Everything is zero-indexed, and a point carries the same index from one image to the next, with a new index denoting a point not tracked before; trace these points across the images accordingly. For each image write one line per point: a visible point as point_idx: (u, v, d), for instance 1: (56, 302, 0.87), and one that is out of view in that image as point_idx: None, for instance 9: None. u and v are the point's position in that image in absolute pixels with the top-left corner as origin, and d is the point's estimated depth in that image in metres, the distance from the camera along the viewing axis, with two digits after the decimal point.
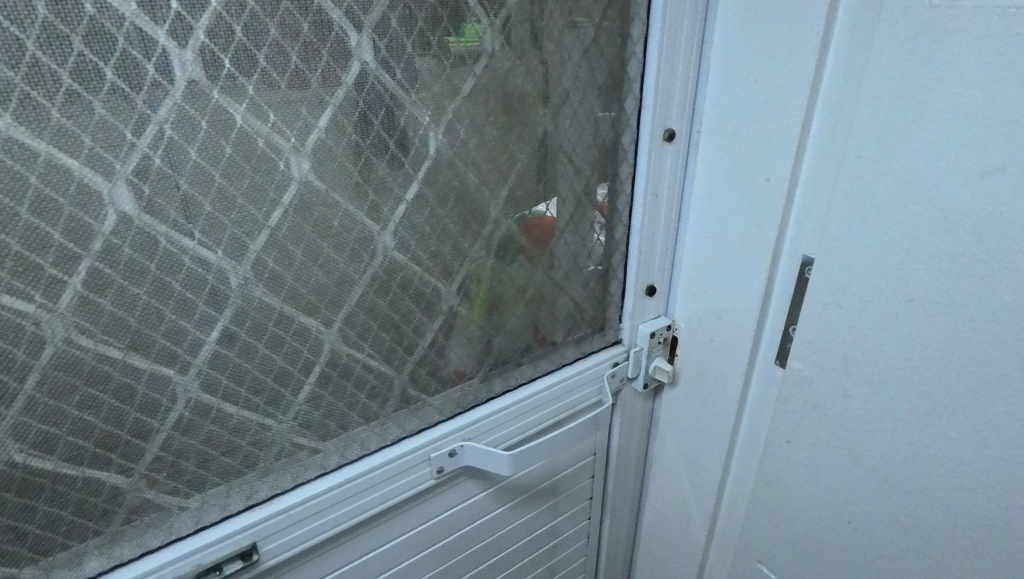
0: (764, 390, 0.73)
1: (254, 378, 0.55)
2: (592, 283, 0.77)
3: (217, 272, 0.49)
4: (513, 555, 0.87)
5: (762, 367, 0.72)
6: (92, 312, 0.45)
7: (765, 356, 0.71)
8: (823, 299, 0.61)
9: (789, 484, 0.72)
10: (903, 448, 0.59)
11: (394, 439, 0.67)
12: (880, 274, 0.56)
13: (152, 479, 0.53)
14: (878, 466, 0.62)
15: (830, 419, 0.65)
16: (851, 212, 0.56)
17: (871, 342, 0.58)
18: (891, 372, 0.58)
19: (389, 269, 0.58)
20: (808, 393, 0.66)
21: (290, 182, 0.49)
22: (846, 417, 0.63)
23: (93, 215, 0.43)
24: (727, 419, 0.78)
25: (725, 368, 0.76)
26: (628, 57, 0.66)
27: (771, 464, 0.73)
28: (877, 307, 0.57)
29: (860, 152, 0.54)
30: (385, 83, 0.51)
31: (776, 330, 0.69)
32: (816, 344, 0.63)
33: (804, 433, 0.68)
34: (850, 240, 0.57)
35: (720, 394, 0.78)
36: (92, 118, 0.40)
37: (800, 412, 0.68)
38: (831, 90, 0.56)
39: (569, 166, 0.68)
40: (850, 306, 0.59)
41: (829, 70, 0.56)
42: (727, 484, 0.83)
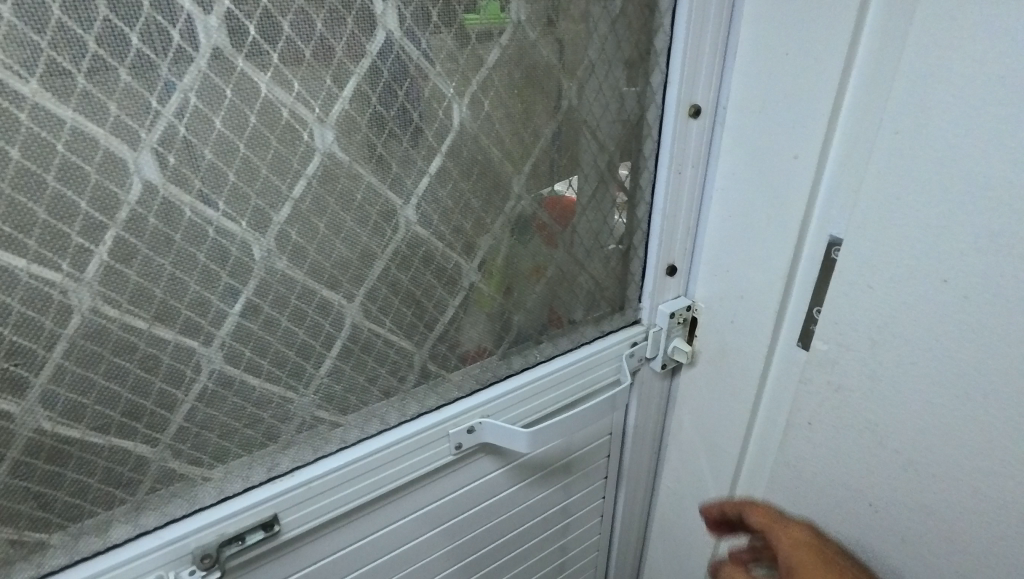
0: (787, 371, 0.72)
1: (277, 351, 0.55)
2: (613, 262, 0.77)
3: (242, 244, 0.49)
4: (527, 533, 0.88)
5: (785, 349, 0.71)
6: (118, 282, 0.45)
7: (788, 337, 0.71)
8: (850, 281, 0.60)
9: (809, 465, 0.71)
10: (930, 431, 0.58)
11: (413, 414, 0.67)
12: (913, 254, 0.54)
13: (177, 449, 0.54)
14: (902, 451, 0.61)
15: (855, 404, 0.64)
16: (883, 191, 0.55)
17: (901, 326, 0.57)
18: (922, 357, 0.56)
19: (411, 243, 0.58)
20: (833, 375, 0.65)
21: (314, 153, 0.49)
22: (873, 401, 0.62)
23: (119, 184, 0.42)
24: (747, 400, 0.77)
25: (746, 349, 0.75)
26: (654, 30, 0.64)
27: (791, 446, 0.73)
28: (909, 290, 0.56)
29: (895, 129, 0.53)
30: (410, 53, 0.50)
31: (800, 311, 0.68)
32: (842, 326, 0.62)
33: (827, 416, 0.67)
34: (882, 220, 0.56)
35: (740, 375, 0.77)
36: (118, 85, 0.40)
37: (823, 396, 0.67)
38: (867, 64, 0.55)
39: (592, 142, 0.67)
40: (879, 288, 0.58)
41: (865, 44, 0.54)
42: (745, 466, 0.82)
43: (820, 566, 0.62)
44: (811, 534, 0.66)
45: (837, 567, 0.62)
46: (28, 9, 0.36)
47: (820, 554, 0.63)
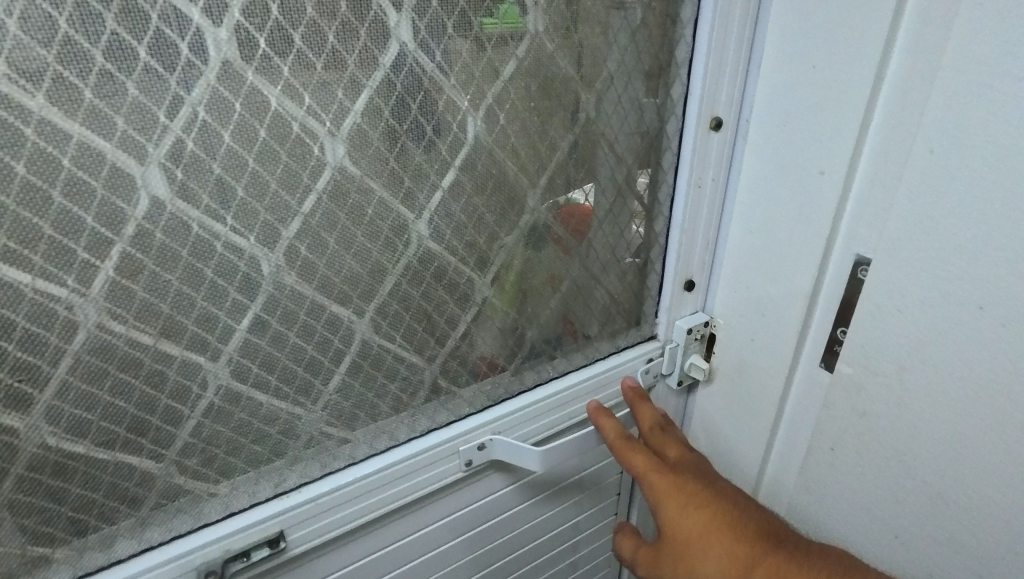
0: (807, 393, 0.70)
1: (285, 366, 0.54)
2: (629, 276, 0.75)
3: (250, 259, 0.48)
4: (538, 549, 0.86)
5: (805, 369, 0.69)
6: (124, 297, 0.44)
7: (809, 357, 0.68)
8: (878, 303, 0.58)
9: (830, 491, 0.69)
10: (960, 460, 0.56)
11: (423, 430, 0.66)
12: (947, 280, 0.52)
13: (183, 465, 0.53)
14: (928, 481, 0.59)
15: (881, 431, 0.61)
16: (913, 211, 0.53)
17: (930, 351, 0.55)
18: (953, 384, 0.54)
19: (423, 258, 0.56)
20: (858, 400, 0.62)
21: (325, 168, 0.47)
22: (899, 428, 0.60)
23: (126, 199, 0.41)
24: (766, 420, 0.75)
25: (766, 368, 0.73)
26: (675, 42, 0.62)
27: (813, 471, 0.70)
28: (939, 315, 0.53)
29: (929, 148, 0.50)
30: (424, 65, 0.48)
31: (822, 330, 0.65)
32: (868, 348, 0.60)
33: (851, 441, 0.65)
34: (913, 241, 0.53)
35: (760, 395, 0.75)
36: (125, 101, 0.39)
37: (847, 420, 0.64)
38: (898, 80, 0.52)
39: (610, 155, 0.65)
40: (908, 312, 0.55)
41: (896, 58, 0.52)
42: (762, 488, 0.80)
43: (679, 516, 0.61)
44: (693, 480, 0.64)
45: (697, 513, 0.61)
46: (33, 23, 0.35)
47: (687, 498, 0.62)
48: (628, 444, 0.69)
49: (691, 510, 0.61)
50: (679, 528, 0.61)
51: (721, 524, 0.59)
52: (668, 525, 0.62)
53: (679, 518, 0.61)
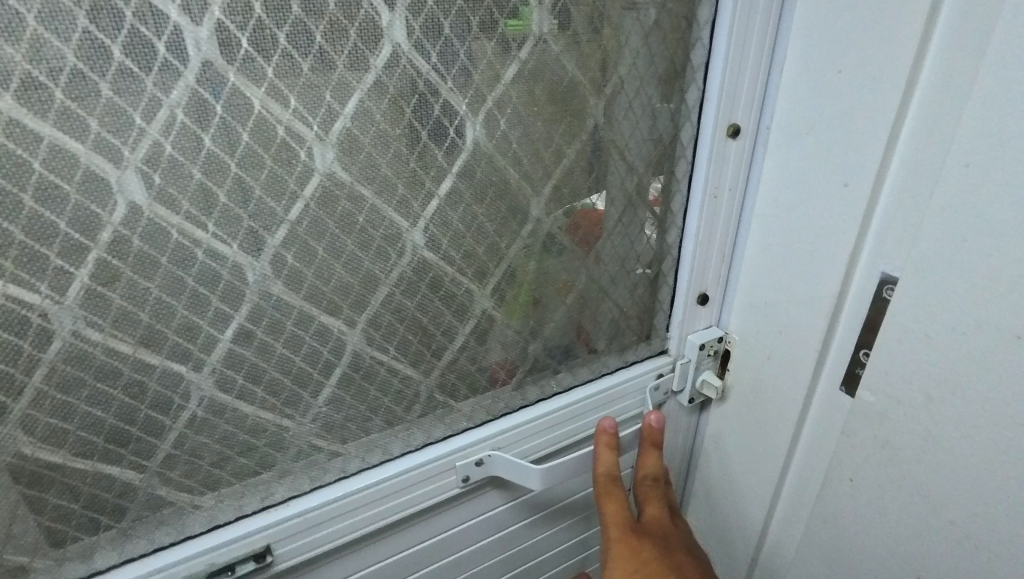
0: (828, 417, 0.66)
1: (272, 378, 0.52)
2: (640, 289, 0.72)
3: (233, 267, 0.46)
4: (540, 567, 0.83)
5: (826, 391, 0.65)
6: (101, 305, 0.42)
7: (830, 380, 0.64)
8: (905, 328, 0.54)
9: (846, 523, 0.65)
10: (991, 502, 0.51)
11: (418, 444, 0.64)
12: (983, 306, 0.48)
13: (165, 476, 0.51)
14: (955, 522, 0.55)
15: (905, 465, 0.57)
16: (945, 231, 0.48)
17: (962, 384, 0.51)
18: (985, 421, 0.50)
19: (417, 269, 0.54)
20: (880, 430, 0.58)
21: (313, 174, 0.45)
22: (925, 463, 0.55)
23: (101, 205, 0.40)
24: (782, 443, 0.71)
25: (784, 389, 0.69)
26: (690, 44, 0.59)
27: (829, 501, 0.66)
28: (971, 345, 0.49)
29: (964, 162, 0.46)
30: (419, 68, 0.46)
31: (844, 352, 0.62)
32: (892, 374, 0.56)
33: (871, 472, 0.60)
34: (943, 264, 0.49)
35: (776, 417, 0.71)
36: (98, 101, 0.37)
37: (867, 451, 0.60)
38: (932, 86, 0.48)
39: (620, 162, 0.62)
40: (938, 340, 0.51)
41: (931, 62, 0.48)
42: (777, 511, 0.77)
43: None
44: (651, 546, 0.63)
45: None
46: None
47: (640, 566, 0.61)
48: (608, 486, 0.67)
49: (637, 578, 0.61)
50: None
51: None
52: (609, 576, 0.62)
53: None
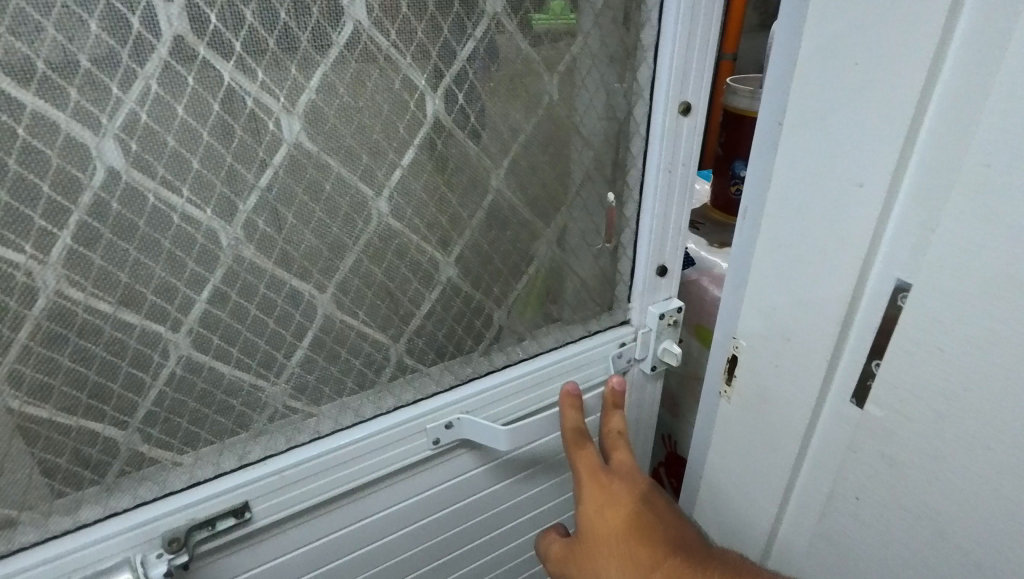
0: (834, 432, 0.60)
1: (246, 340, 0.55)
2: (601, 261, 0.76)
3: (207, 232, 0.49)
4: (515, 532, 0.87)
5: (833, 410, 0.59)
6: (82, 265, 0.45)
7: (838, 390, 0.58)
8: (916, 337, 0.49)
9: (853, 546, 0.61)
10: (1011, 528, 0.48)
11: (390, 408, 0.67)
12: (1007, 318, 0.43)
13: (147, 433, 0.55)
14: (977, 541, 0.50)
15: (914, 488, 0.53)
16: (969, 233, 0.44)
17: (982, 402, 0.46)
18: (1003, 440, 0.46)
19: (383, 236, 0.57)
20: (889, 448, 0.54)
21: (281, 143, 0.49)
22: (934, 483, 0.51)
23: (81, 169, 0.43)
24: (782, 465, 0.66)
25: (786, 406, 0.63)
26: (640, 26, 0.63)
27: (834, 523, 0.62)
28: (994, 357, 0.45)
29: (989, 160, 0.42)
30: (379, 44, 0.49)
31: (852, 365, 0.56)
32: (903, 391, 0.51)
33: (877, 491, 0.56)
34: (964, 271, 0.45)
35: (777, 437, 0.65)
36: (78, 71, 0.40)
37: (873, 467, 0.56)
38: (956, 80, 0.44)
39: (576, 137, 0.66)
40: (950, 348, 0.47)
41: (956, 52, 0.43)
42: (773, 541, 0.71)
43: (597, 518, 0.60)
44: (620, 481, 0.62)
45: (612, 518, 0.59)
46: None
47: (607, 503, 0.60)
48: (578, 438, 0.68)
49: (608, 512, 0.59)
50: (595, 529, 0.59)
51: (633, 530, 0.57)
52: (582, 517, 0.61)
53: (597, 518, 0.60)
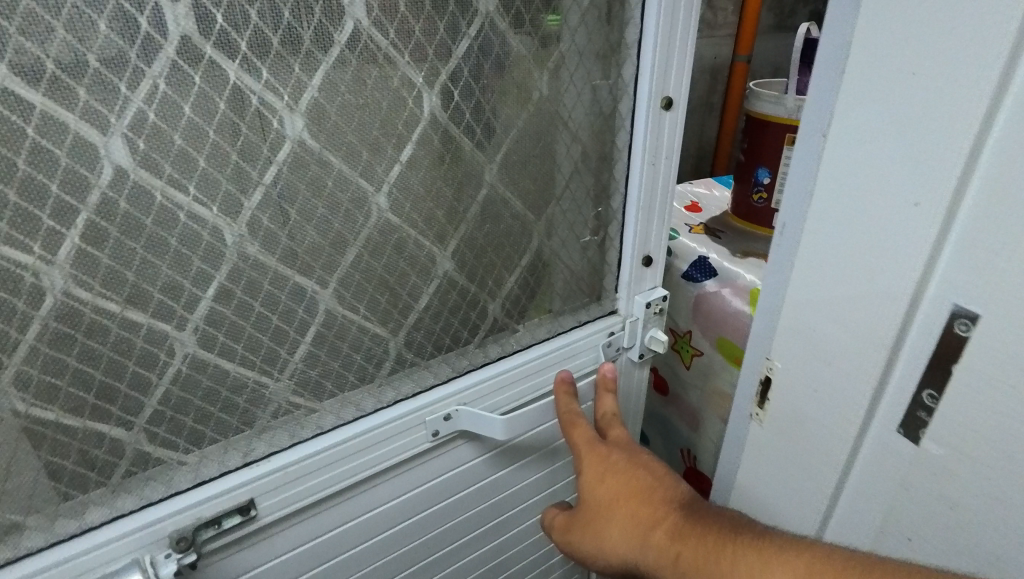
0: (876, 463, 0.56)
1: (251, 336, 0.56)
2: (590, 252, 0.78)
3: (213, 229, 0.50)
4: (511, 521, 0.89)
5: (879, 441, 0.55)
6: (90, 265, 0.46)
7: (886, 419, 0.53)
8: (977, 369, 0.45)
9: None
10: None
11: (390, 402, 0.68)
12: None
13: (152, 433, 0.55)
14: None
15: (983, 532, 0.48)
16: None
17: None
18: None
19: (383, 231, 0.59)
20: (943, 483, 0.50)
21: (284, 141, 0.50)
22: (996, 528, 0.47)
23: (90, 168, 0.43)
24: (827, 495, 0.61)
25: (826, 430, 0.59)
26: (624, 24, 0.65)
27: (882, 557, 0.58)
28: None
29: None
30: (379, 43, 0.51)
31: (904, 392, 0.51)
32: (961, 426, 0.47)
33: (929, 527, 0.52)
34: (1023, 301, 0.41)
35: (819, 463, 0.61)
36: (87, 71, 0.41)
37: (930, 503, 0.51)
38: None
39: (564, 132, 0.68)
40: (1011, 384, 0.43)
41: None
42: None
43: (598, 482, 0.61)
44: (618, 449, 0.64)
45: (612, 480, 0.60)
46: None
47: (607, 468, 0.62)
48: (570, 418, 0.71)
49: (608, 475, 0.61)
50: (593, 495, 0.61)
51: (632, 486, 0.58)
52: (585, 487, 0.62)
53: (596, 483, 0.61)
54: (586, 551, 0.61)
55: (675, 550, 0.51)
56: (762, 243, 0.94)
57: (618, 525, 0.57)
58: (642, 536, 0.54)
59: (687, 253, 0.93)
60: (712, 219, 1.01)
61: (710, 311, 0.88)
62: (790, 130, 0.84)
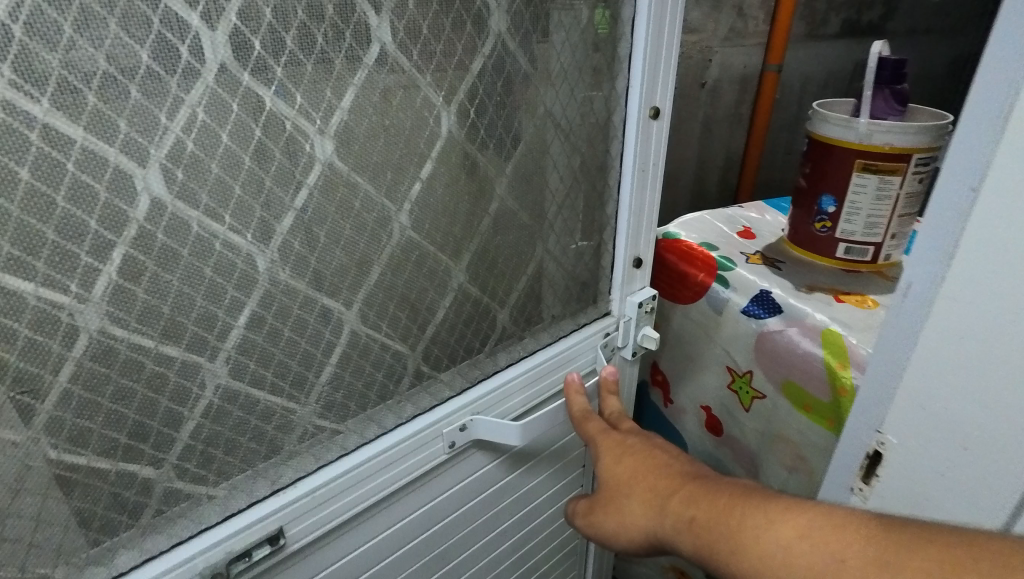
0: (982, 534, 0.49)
1: (280, 362, 0.55)
2: (586, 257, 0.81)
3: (246, 256, 0.49)
4: (517, 524, 0.90)
5: None
6: (127, 300, 0.44)
7: None
8: None
9: None
10: None
11: (409, 416, 0.68)
12: None
13: (183, 468, 0.53)
14: None
15: None
16: None
17: None
18: None
19: (405, 248, 0.59)
20: None
21: (315, 164, 0.49)
22: None
23: (128, 201, 0.42)
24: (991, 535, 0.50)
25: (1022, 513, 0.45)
26: (617, 39, 0.68)
27: None
28: None
29: None
30: (403, 65, 0.51)
31: None
32: None
33: None
34: None
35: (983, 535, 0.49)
36: (128, 103, 0.40)
37: None
38: None
39: (564, 143, 0.70)
40: None
41: None
42: None
43: (616, 465, 0.61)
44: (638, 438, 0.64)
45: (631, 461, 0.60)
46: (38, 29, 0.36)
47: (626, 452, 0.62)
48: (585, 419, 0.72)
49: (628, 458, 0.61)
50: (615, 477, 0.60)
51: (651, 465, 0.57)
52: (603, 473, 0.62)
53: (614, 466, 0.61)
54: (605, 536, 0.59)
55: (689, 515, 0.49)
56: (821, 273, 0.90)
57: (639, 500, 0.55)
58: (658, 506, 0.53)
59: (748, 288, 0.88)
60: (767, 246, 0.97)
61: (777, 352, 0.83)
62: (862, 155, 0.82)
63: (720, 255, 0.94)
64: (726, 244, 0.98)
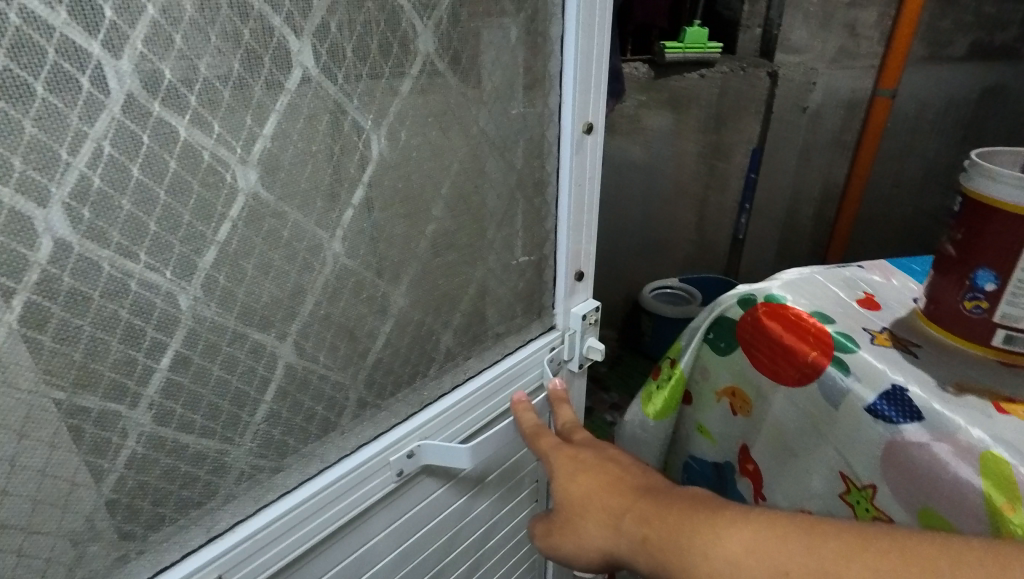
0: None
1: (210, 403, 0.52)
2: (528, 273, 0.81)
3: (166, 295, 0.46)
4: (471, 547, 0.89)
5: None
6: (30, 350, 0.41)
7: None
8: None
9: None
10: None
11: (353, 447, 0.66)
12: None
13: (105, 525, 0.49)
14: None
15: None
16: None
17: None
18: None
19: (339, 276, 0.57)
20: None
21: (237, 195, 0.47)
22: None
23: (27, 244, 0.39)
24: None
25: None
26: (547, 56, 0.67)
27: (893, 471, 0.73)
28: None
29: None
30: (328, 90, 0.50)
31: None
32: None
33: None
34: None
35: None
36: (22, 139, 0.37)
37: None
38: None
39: (500, 161, 0.70)
40: None
41: None
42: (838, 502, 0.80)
43: (566, 482, 0.59)
44: (586, 452, 0.63)
45: (581, 477, 0.59)
46: None
47: (576, 467, 0.61)
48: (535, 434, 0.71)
49: (578, 473, 0.60)
50: (566, 494, 0.59)
51: (601, 481, 0.57)
52: (554, 489, 0.61)
53: (565, 483, 0.60)
54: (560, 553, 0.58)
55: (643, 535, 0.49)
56: (974, 369, 0.77)
57: (592, 519, 0.54)
58: (611, 523, 0.52)
59: (874, 381, 0.76)
60: (897, 324, 0.86)
61: (911, 466, 0.70)
62: None
63: (840, 331, 0.83)
64: (846, 316, 0.87)
